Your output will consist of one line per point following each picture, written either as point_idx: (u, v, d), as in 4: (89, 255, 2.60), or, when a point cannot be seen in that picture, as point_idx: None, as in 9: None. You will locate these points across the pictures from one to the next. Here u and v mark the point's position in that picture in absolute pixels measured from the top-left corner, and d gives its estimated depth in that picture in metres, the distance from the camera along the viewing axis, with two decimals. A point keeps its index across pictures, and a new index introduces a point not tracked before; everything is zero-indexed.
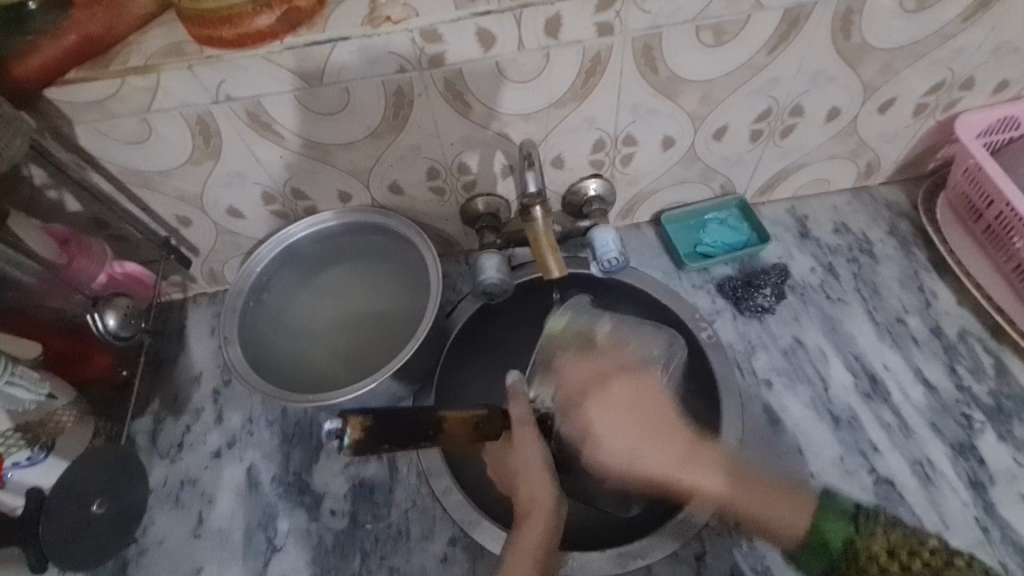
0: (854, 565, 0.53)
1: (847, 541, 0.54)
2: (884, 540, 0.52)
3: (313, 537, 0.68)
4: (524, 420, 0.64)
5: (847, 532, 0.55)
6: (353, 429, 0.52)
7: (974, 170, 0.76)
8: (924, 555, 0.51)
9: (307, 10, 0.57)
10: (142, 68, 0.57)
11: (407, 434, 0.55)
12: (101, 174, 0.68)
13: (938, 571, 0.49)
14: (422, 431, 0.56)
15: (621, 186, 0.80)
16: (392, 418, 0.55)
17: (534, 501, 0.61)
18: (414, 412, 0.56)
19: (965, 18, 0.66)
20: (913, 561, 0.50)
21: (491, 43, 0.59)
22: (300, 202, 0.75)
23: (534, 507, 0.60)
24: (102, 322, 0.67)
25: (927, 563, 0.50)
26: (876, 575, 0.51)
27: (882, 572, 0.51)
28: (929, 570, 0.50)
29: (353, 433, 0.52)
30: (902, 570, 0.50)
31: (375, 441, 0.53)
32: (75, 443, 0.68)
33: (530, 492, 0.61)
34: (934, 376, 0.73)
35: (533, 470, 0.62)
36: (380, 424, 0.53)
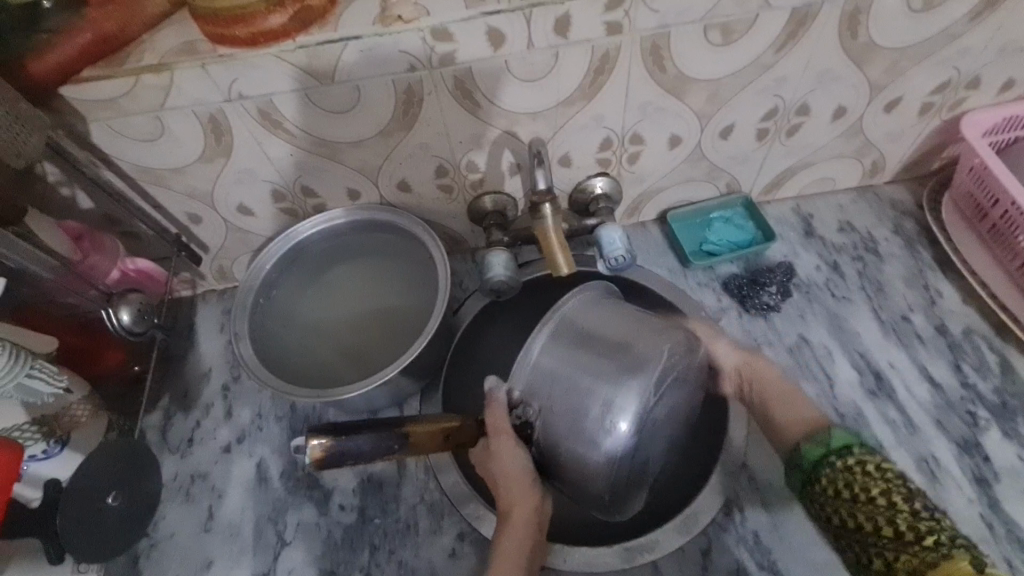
0: (845, 464, 0.56)
1: (846, 446, 0.57)
2: (875, 460, 0.55)
3: (323, 531, 0.69)
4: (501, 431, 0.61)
5: (849, 442, 0.58)
6: (314, 450, 0.53)
7: (979, 169, 0.76)
8: (935, 530, 0.49)
9: (318, 10, 0.58)
10: (156, 67, 0.58)
11: (374, 447, 0.56)
12: (114, 171, 0.68)
13: (919, 518, 0.50)
14: (385, 445, 0.56)
15: (627, 184, 0.81)
16: (352, 433, 0.56)
17: (513, 502, 0.63)
18: (374, 425, 0.57)
19: (971, 17, 0.67)
20: (897, 495, 0.52)
21: (500, 42, 0.60)
22: (309, 200, 0.76)
23: (517, 509, 0.63)
24: (116, 318, 0.68)
25: (912, 511, 0.51)
26: (869, 532, 0.52)
27: (869, 500, 0.53)
28: (910, 516, 0.50)
29: (315, 453, 0.53)
30: (881, 488, 0.53)
31: (338, 458, 0.54)
32: (89, 437, 0.69)
33: (509, 495, 0.63)
34: (939, 374, 0.73)
35: (513, 475, 0.62)
36: (339, 440, 0.55)
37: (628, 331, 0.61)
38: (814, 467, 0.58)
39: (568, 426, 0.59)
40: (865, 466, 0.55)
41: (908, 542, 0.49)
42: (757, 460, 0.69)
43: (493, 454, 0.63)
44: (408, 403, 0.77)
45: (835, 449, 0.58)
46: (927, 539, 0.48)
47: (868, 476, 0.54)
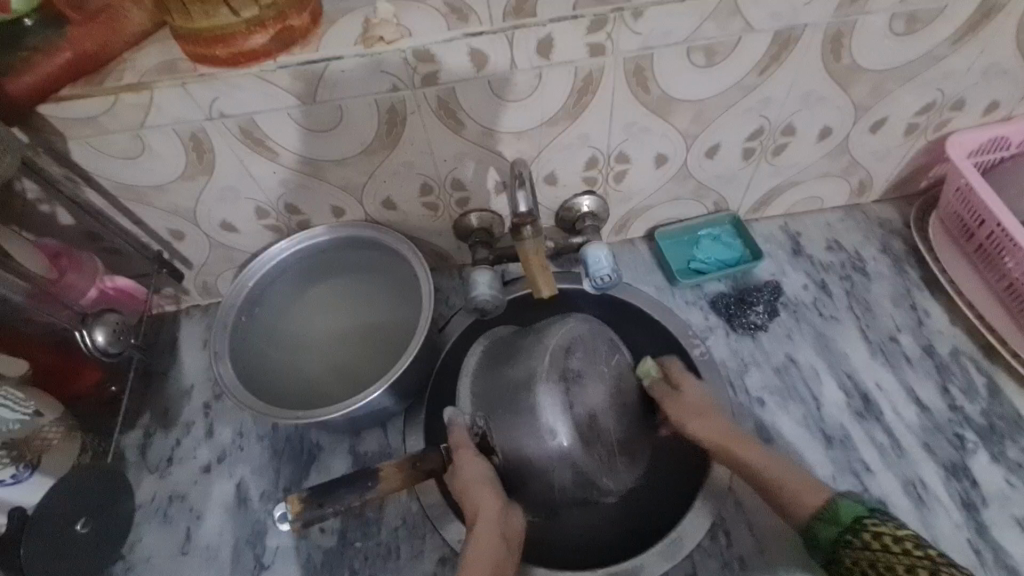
0: (863, 540, 0.55)
1: (858, 521, 0.56)
2: (891, 531, 0.55)
3: (302, 556, 0.68)
4: (461, 442, 0.67)
5: (859, 512, 0.57)
6: (294, 503, 0.59)
7: (965, 190, 0.76)
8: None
9: (300, 30, 0.57)
10: (136, 86, 0.57)
11: (348, 493, 0.60)
12: (95, 189, 0.67)
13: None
14: (359, 489, 0.60)
15: (614, 203, 0.81)
16: (329, 488, 0.60)
17: (479, 512, 0.62)
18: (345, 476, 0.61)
19: (954, 41, 0.66)
20: (925, 571, 0.51)
21: (483, 62, 0.60)
22: (294, 217, 0.76)
23: (481, 518, 0.61)
24: (90, 338, 0.67)
25: None
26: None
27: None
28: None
29: (293, 508, 0.59)
30: (905, 567, 0.52)
31: (316, 509, 0.59)
32: (61, 461, 0.68)
33: (474, 505, 0.63)
34: (926, 396, 0.72)
35: (472, 484, 0.64)
36: (313, 497, 0.59)
37: (501, 358, 0.73)
38: (831, 548, 0.57)
39: (527, 432, 0.65)
40: (884, 541, 0.54)
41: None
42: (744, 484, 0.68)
43: (455, 474, 0.65)
44: (392, 423, 0.76)
45: (849, 525, 0.56)
46: None
47: (891, 553, 0.53)
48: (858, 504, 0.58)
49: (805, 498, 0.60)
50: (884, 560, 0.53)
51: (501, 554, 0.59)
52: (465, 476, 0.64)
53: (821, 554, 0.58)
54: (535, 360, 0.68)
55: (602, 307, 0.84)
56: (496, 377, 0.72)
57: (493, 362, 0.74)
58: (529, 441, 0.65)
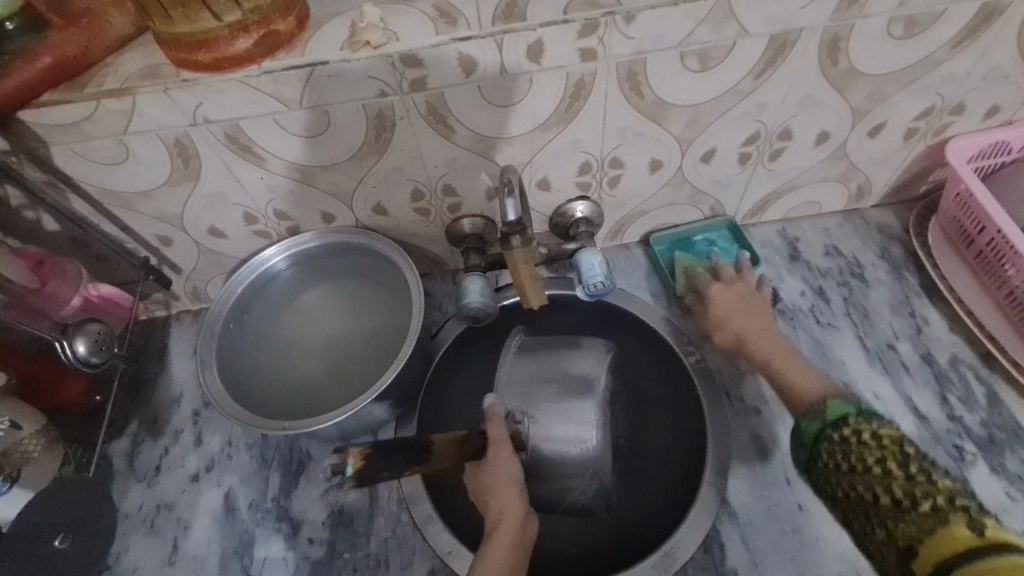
0: (842, 435, 0.56)
1: (843, 418, 0.57)
2: (872, 426, 0.54)
3: (290, 567, 0.67)
4: (498, 440, 0.67)
5: (846, 412, 0.57)
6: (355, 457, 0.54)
7: (965, 196, 0.75)
8: (933, 495, 0.49)
9: (285, 34, 0.56)
10: (117, 91, 0.56)
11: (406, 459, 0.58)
12: (79, 195, 0.66)
13: (916, 483, 0.50)
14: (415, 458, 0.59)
15: (609, 208, 0.80)
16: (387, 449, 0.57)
17: (502, 517, 0.63)
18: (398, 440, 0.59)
19: (954, 44, 0.65)
20: (893, 460, 0.51)
21: (473, 67, 0.58)
22: (283, 223, 0.75)
23: (504, 521, 0.62)
24: (71, 350, 0.65)
25: (909, 475, 0.50)
26: (868, 500, 0.51)
27: (864, 470, 0.52)
28: (906, 480, 0.50)
29: (353, 462, 0.54)
30: (876, 457, 0.52)
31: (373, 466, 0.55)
32: (41, 474, 0.66)
33: (499, 508, 0.63)
34: (925, 406, 0.71)
35: (498, 484, 0.65)
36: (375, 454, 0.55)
37: (538, 360, 0.78)
38: (813, 444, 0.58)
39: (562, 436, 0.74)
40: (861, 435, 0.54)
41: (907, 510, 0.49)
42: (738, 495, 0.67)
43: (484, 469, 0.66)
44: (382, 431, 0.75)
45: (832, 422, 0.57)
46: (924, 505, 0.48)
47: (865, 446, 0.53)
48: (849, 404, 0.58)
49: (806, 391, 0.63)
50: (856, 452, 0.53)
51: (518, 561, 0.60)
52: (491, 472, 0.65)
53: (807, 449, 0.59)
54: (577, 376, 0.78)
55: (597, 312, 0.83)
56: (535, 379, 0.77)
57: (527, 365, 0.78)
58: (562, 446, 0.74)
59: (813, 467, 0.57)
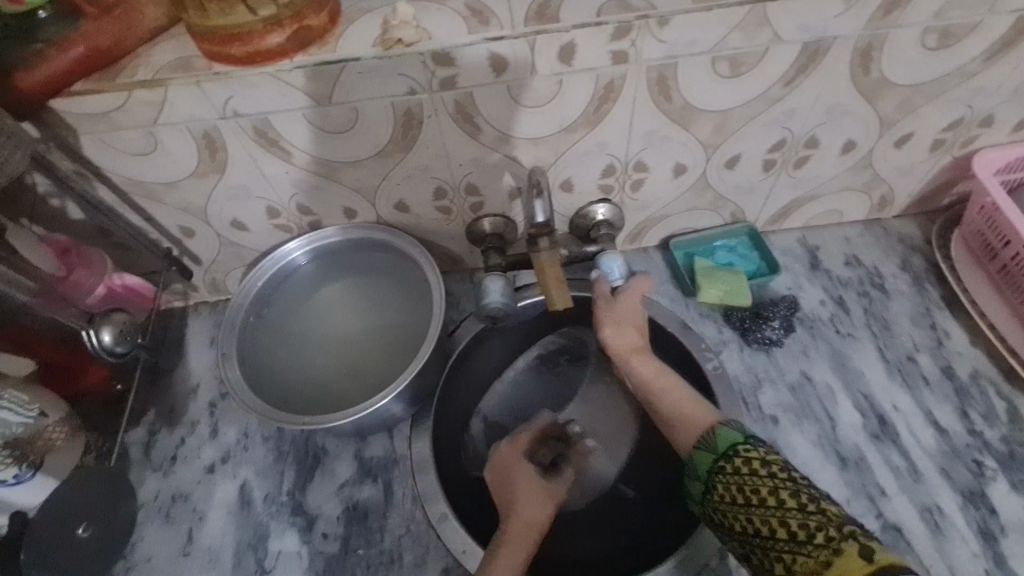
0: (733, 466, 0.54)
1: (733, 448, 0.55)
2: (760, 455, 0.53)
3: (304, 561, 0.67)
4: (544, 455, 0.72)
5: (736, 441, 0.55)
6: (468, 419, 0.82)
7: (991, 209, 0.74)
8: (825, 525, 0.47)
9: (318, 29, 0.56)
10: (149, 82, 0.56)
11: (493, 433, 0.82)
12: (105, 184, 0.67)
13: (809, 513, 0.48)
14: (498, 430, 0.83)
15: (629, 211, 0.79)
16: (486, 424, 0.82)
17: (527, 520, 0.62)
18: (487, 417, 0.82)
19: (987, 57, 0.65)
20: (785, 492, 0.50)
21: (503, 67, 0.58)
22: (305, 217, 0.75)
23: (526, 520, 0.62)
24: (96, 338, 0.65)
25: (800, 506, 0.49)
26: (766, 534, 0.50)
27: (761, 503, 0.51)
28: (798, 511, 0.49)
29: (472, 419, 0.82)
30: (769, 488, 0.51)
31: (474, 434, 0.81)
32: (64, 461, 0.68)
33: (527, 510, 0.63)
34: (944, 419, 0.71)
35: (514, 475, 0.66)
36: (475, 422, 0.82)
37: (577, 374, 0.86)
38: (707, 477, 0.56)
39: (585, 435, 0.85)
40: (752, 465, 0.53)
41: (802, 542, 0.47)
42: None
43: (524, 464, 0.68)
44: (398, 428, 0.75)
45: (724, 453, 0.55)
46: (818, 537, 0.47)
47: (758, 477, 0.52)
48: (737, 432, 0.56)
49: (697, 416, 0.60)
50: (750, 483, 0.52)
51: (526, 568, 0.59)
52: (507, 463, 0.68)
53: (698, 480, 0.57)
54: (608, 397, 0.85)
55: None
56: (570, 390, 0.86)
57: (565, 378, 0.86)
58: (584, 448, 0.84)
59: (710, 503, 0.55)
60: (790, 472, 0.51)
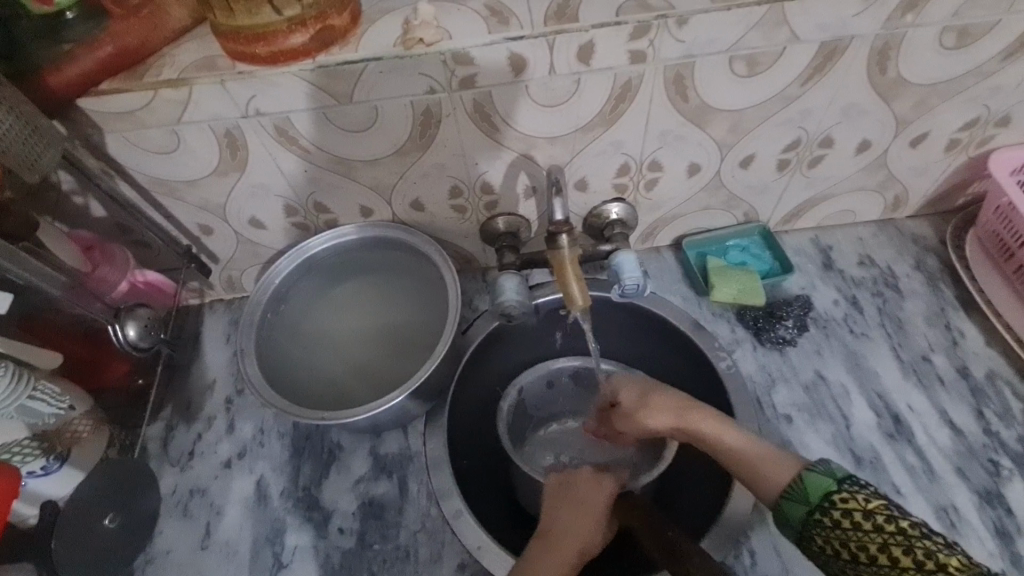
0: (833, 518, 0.50)
1: (828, 497, 0.51)
2: (862, 505, 0.49)
3: (321, 556, 0.68)
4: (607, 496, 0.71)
5: (829, 486, 0.52)
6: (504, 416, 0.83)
7: (1006, 208, 0.74)
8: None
9: (341, 29, 0.57)
10: (174, 81, 0.57)
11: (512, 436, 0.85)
12: (127, 181, 0.68)
13: (927, 571, 0.45)
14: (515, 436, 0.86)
15: (643, 211, 0.80)
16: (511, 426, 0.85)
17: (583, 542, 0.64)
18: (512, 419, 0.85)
19: (1004, 56, 0.65)
20: (898, 548, 0.46)
21: (522, 67, 0.59)
22: (321, 215, 0.75)
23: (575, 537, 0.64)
24: (122, 333, 0.67)
25: (917, 563, 0.46)
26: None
27: (871, 560, 0.47)
28: (917, 570, 0.46)
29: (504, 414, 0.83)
30: (879, 544, 0.47)
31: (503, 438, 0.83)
32: (89, 454, 0.69)
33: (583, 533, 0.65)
34: (960, 419, 0.71)
35: (588, 512, 0.67)
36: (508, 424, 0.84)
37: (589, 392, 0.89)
38: (801, 528, 0.53)
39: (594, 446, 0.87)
40: (853, 519, 0.49)
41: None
42: None
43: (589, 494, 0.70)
44: (412, 425, 0.76)
45: (818, 504, 0.52)
46: None
47: (864, 532, 0.48)
48: (825, 476, 0.53)
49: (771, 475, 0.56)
50: (855, 539, 0.48)
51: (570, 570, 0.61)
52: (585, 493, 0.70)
53: (792, 530, 0.54)
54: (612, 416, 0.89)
55: (627, 314, 0.83)
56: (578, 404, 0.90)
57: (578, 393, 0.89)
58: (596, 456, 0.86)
59: (811, 554, 0.52)
60: (898, 524, 0.47)
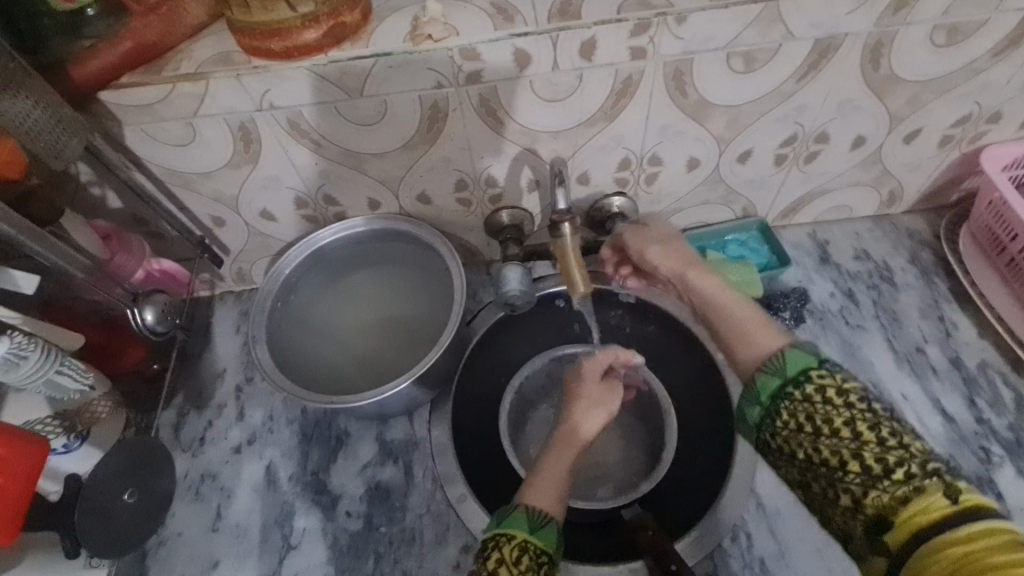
0: (805, 394, 0.49)
1: (806, 372, 0.50)
2: (837, 383, 0.49)
3: (329, 537, 0.70)
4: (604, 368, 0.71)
5: (808, 364, 0.50)
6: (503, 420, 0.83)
7: (998, 204, 0.76)
8: (906, 461, 0.45)
9: (352, 25, 0.60)
10: (192, 76, 0.60)
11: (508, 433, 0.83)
12: (144, 173, 0.70)
13: (889, 448, 0.45)
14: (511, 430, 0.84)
15: (643, 205, 0.82)
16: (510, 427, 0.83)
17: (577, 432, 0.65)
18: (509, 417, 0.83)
19: (994, 54, 0.67)
20: (864, 424, 0.47)
21: (526, 62, 0.61)
22: (329, 207, 0.77)
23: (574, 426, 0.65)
24: (140, 317, 0.69)
25: (881, 439, 0.46)
26: (835, 467, 0.47)
27: (833, 433, 0.47)
28: (878, 446, 0.46)
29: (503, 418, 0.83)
30: (846, 419, 0.47)
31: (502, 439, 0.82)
32: (108, 433, 0.71)
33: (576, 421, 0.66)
34: (953, 408, 0.73)
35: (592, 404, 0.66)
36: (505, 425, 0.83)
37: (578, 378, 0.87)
38: (769, 401, 0.51)
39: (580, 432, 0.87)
40: (828, 394, 0.48)
41: (879, 477, 0.45)
42: (767, 487, 0.69)
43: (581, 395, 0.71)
44: (418, 412, 0.78)
45: (794, 377, 0.50)
46: (897, 472, 0.45)
47: (833, 406, 0.48)
48: (809, 353, 0.51)
49: None
50: (822, 413, 0.48)
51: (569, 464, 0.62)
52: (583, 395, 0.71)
53: (755, 402, 0.52)
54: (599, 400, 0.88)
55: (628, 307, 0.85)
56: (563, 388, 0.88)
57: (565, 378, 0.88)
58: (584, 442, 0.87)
59: (767, 426, 0.51)
60: (870, 404, 0.48)
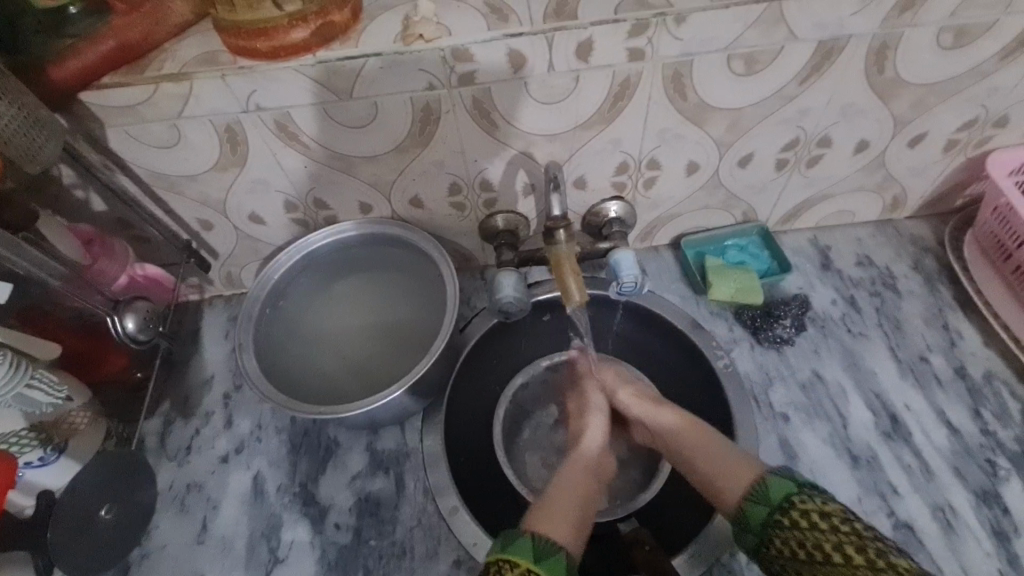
0: (790, 520, 0.53)
1: (787, 499, 0.54)
2: (819, 506, 0.52)
3: (317, 551, 0.68)
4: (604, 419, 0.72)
5: (789, 490, 0.54)
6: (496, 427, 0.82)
7: (1004, 210, 0.74)
8: None
9: (341, 25, 0.58)
10: (176, 76, 0.58)
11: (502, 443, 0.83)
12: (128, 175, 0.68)
13: (879, 571, 0.47)
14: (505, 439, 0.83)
15: (641, 209, 0.80)
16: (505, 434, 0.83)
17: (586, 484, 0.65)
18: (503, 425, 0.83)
19: (1002, 56, 0.65)
20: (852, 547, 0.48)
21: (521, 63, 0.59)
22: (320, 211, 0.76)
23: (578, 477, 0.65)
24: (121, 326, 0.67)
25: (870, 563, 0.47)
26: None
27: (825, 560, 0.49)
28: (867, 570, 0.47)
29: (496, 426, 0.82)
30: (834, 543, 0.49)
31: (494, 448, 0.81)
32: (86, 445, 0.69)
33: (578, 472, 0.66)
34: (958, 419, 0.71)
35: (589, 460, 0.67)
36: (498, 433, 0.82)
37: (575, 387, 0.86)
38: (761, 530, 0.54)
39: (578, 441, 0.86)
40: (811, 518, 0.51)
41: None
42: None
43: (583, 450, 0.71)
44: (410, 421, 0.76)
45: (777, 505, 0.54)
46: None
47: (819, 531, 0.50)
48: (787, 479, 0.55)
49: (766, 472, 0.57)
50: (812, 539, 0.50)
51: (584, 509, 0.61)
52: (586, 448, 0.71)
53: (751, 534, 0.55)
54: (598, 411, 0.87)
55: (626, 313, 0.83)
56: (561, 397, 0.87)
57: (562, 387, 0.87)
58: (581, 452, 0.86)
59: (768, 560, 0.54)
60: (853, 525, 0.50)
